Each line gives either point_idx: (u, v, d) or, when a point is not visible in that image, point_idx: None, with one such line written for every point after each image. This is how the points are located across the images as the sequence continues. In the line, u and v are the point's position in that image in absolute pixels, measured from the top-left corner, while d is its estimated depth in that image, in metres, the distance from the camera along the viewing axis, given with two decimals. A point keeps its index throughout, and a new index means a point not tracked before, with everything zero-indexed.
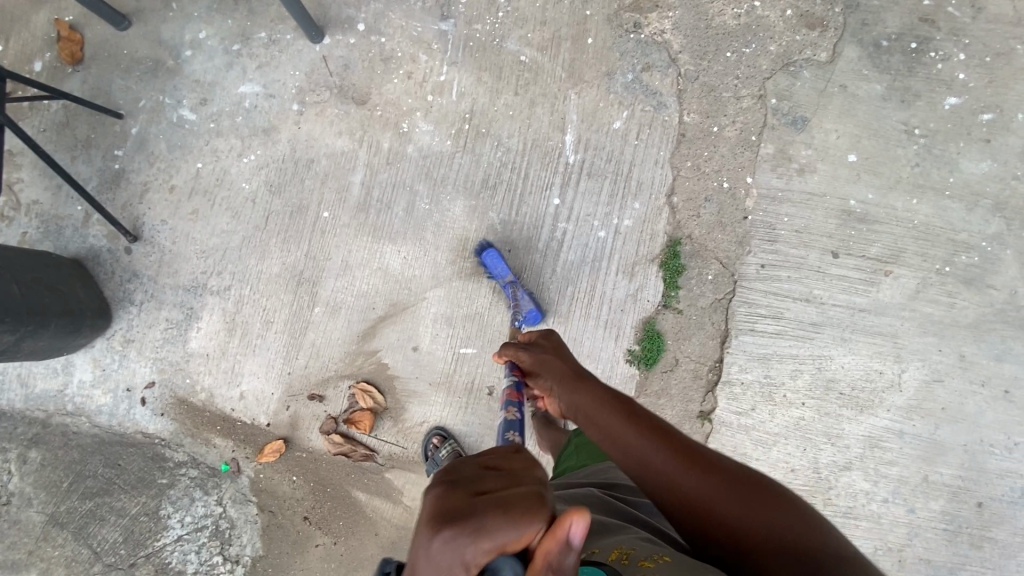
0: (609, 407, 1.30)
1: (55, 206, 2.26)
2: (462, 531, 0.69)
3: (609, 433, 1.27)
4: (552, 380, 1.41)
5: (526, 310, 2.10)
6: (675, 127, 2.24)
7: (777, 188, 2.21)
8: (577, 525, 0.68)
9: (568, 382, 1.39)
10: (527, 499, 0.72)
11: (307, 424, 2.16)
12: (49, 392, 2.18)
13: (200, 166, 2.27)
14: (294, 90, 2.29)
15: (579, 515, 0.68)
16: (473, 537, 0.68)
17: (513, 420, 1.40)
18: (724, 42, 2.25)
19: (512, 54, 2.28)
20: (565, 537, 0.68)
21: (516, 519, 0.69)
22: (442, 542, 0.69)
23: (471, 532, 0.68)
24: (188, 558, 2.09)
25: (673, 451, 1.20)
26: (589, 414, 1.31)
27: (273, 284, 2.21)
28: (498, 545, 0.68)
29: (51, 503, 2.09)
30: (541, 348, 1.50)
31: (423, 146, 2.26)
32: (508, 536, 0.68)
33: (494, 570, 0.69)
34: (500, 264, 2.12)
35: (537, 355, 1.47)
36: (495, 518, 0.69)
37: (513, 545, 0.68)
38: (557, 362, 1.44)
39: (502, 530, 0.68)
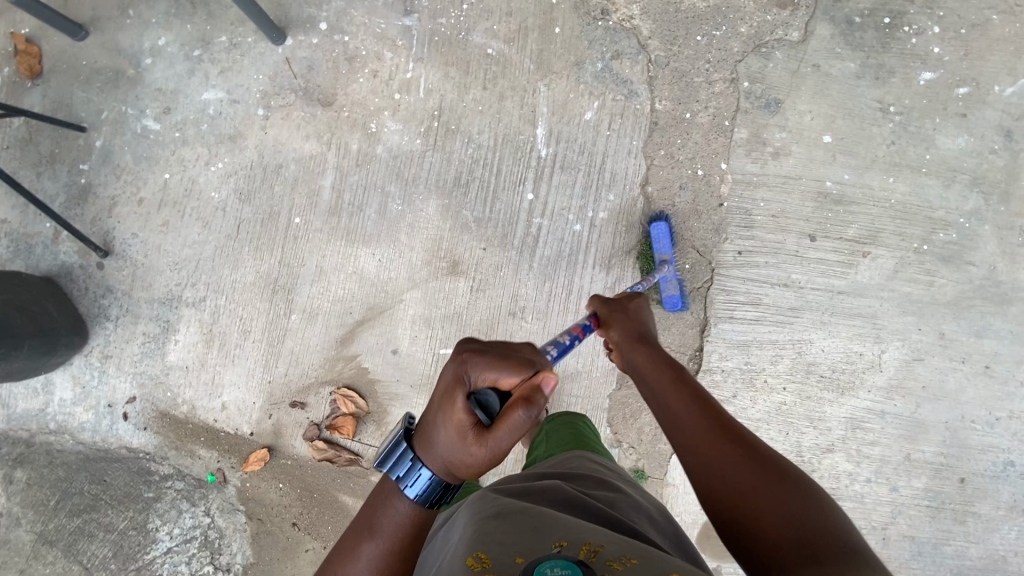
0: (668, 371, 1.36)
1: (24, 224, 2.23)
2: (476, 362, 1.07)
3: (660, 391, 1.33)
4: (617, 333, 1.52)
5: (670, 292, 2.09)
6: (647, 116, 2.20)
7: (753, 172, 2.18)
8: (547, 382, 1.04)
9: (635, 341, 1.48)
10: (522, 359, 1.07)
11: (290, 431, 2.16)
12: (30, 411, 2.18)
13: (168, 177, 2.23)
14: (258, 94, 2.25)
15: (551, 375, 1.04)
16: (481, 366, 1.06)
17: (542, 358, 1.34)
18: (694, 26, 2.21)
19: (478, 47, 2.24)
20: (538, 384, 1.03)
21: (511, 368, 1.05)
22: (461, 362, 1.09)
23: (482, 364, 1.06)
24: (179, 569, 2.10)
25: (714, 425, 1.21)
26: (647, 373, 1.39)
27: (249, 293, 2.20)
28: (492, 379, 1.05)
29: (39, 522, 2.10)
30: (620, 303, 1.60)
31: (392, 146, 2.23)
32: (501, 373, 1.05)
33: (485, 397, 1.04)
34: (664, 239, 2.08)
35: (613, 308, 1.58)
36: (498, 361, 1.06)
37: (503, 381, 1.05)
38: (626, 319, 1.55)
39: (502, 371, 1.05)
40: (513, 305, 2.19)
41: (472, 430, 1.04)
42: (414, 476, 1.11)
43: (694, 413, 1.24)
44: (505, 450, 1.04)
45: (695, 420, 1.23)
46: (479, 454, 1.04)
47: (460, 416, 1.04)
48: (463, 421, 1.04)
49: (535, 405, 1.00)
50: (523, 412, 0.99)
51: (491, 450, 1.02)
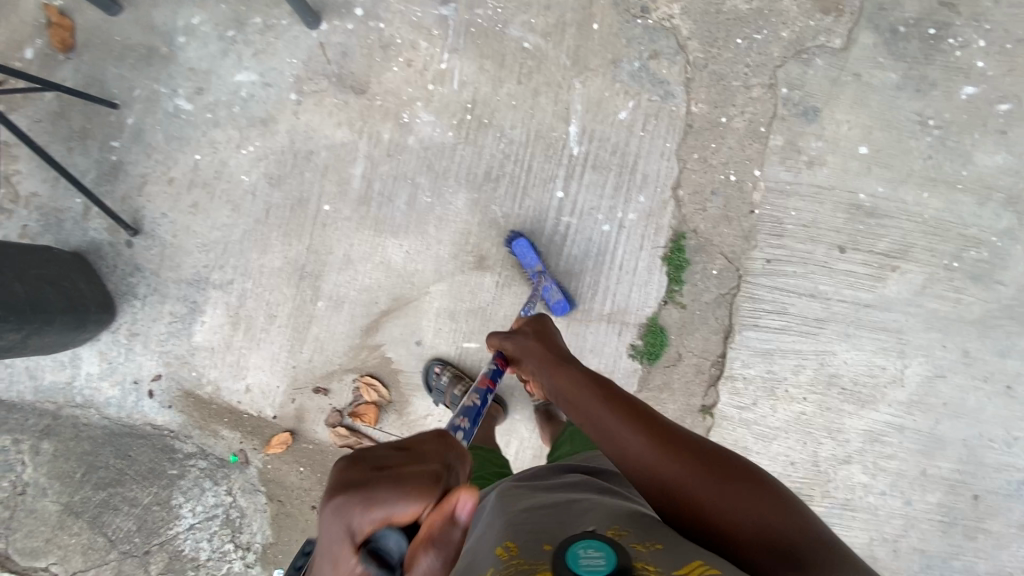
0: (589, 390, 1.44)
1: (55, 198, 2.24)
2: (358, 499, 0.82)
3: (593, 414, 1.39)
4: (534, 363, 1.59)
5: (554, 299, 2.13)
6: (682, 118, 2.18)
7: (786, 181, 2.17)
8: (462, 504, 0.79)
9: (551, 368, 1.54)
10: (423, 481, 0.85)
11: (313, 416, 2.19)
12: (57, 384, 2.20)
13: (199, 158, 2.23)
14: (291, 78, 2.23)
15: (466, 494, 0.79)
16: (367, 504, 0.81)
17: (468, 407, 1.42)
18: (735, 28, 2.18)
19: (514, 40, 2.21)
20: (451, 515, 0.80)
21: (408, 495, 0.82)
22: (336, 507, 0.82)
23: (365, 499, 0.81)
24: (200, 545, 2.14)
25: (656, 436, 1.29)
26: (571, 397, 1.46)
27: (276, 278, 2.21)
28: (384, 515, 0.81)
29: (65, 493, 2.12)
30: (524, 337, 1.67)
31: (424, 137, 2.22)
32: (394, 506, 0.81)
33: (378, 543, 0.80)
34: (529, 254, 2.10)
35: (521, 344, 1.65)
36: (388, 487, 0.83)
37: (399, 517, 0.81)
38: (536, 347, 1.63)
39: (393, 502, 0.81)
40: (537, 303, 2.20)
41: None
42: None
43: (633, 433, 1.31)
44: None
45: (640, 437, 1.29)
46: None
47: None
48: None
49: (446, 542, 0.78)
50: (432, 552, 0.77)
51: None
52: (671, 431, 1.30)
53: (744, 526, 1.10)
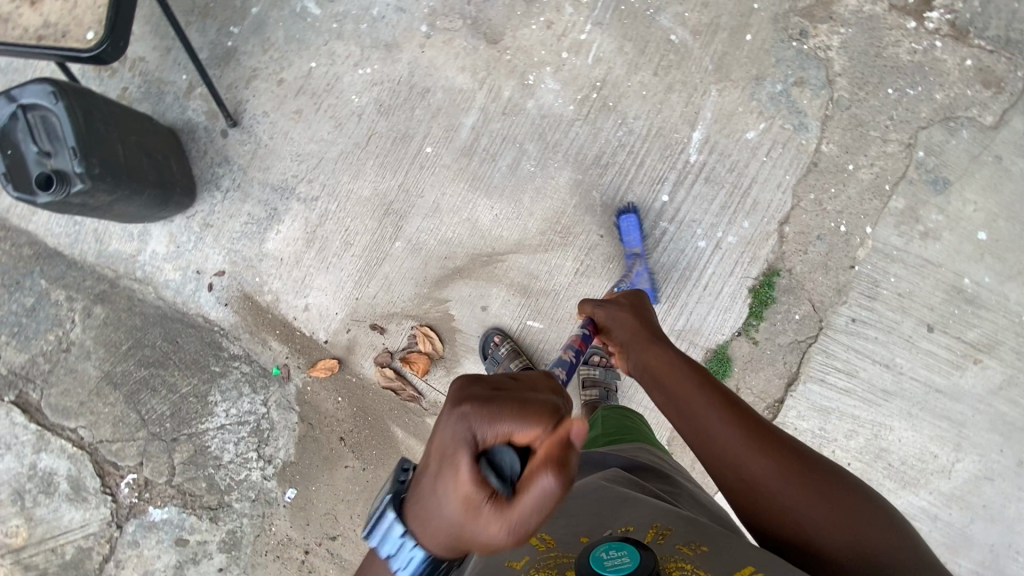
0: (678, 368, 1.34)
1: (162, 69, 2.18)
2: (478, 414, 0.85)
3: (677, 392, 1.31)
4: (625, 336, 1.46)
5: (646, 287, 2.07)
6: (809, 154, 2.10)
7: (895, 246, 2.09)
8: (575, 434, 0.80)
9: (642, 341, 1.43)
10: (545, 409, 0.85)
11: (363, 351, 2.17)
12: (121, 254, 2.18)
13: (313, 66, 2.17)
14: (426, 9, 2.15)
15: (577, 424, 0.79)
16: (488, 419, 0.85)
17: (565, 360, 1.56)
18: (890, 76, 2.08)
19: (662, 30, 2.11)
20: (566, 442, 0.80)
21: (527, 419, 0.84)
22: (459, 417, 0.86)
23: (484, 415, 0.85)
24: (225, 447, 2.13)
25: (737, 423, 1.23)
26: (658, 374, 1.36)
27: (361, 207, 2.17)
28: (505, 432, 0.84)
29: (108, 362, 2.12)
30: (620, 306, 1.52)
31: (544, 104, 2.14)
32: (515, 425, 0.83)
33: (498, 456, 0.83)
34: (634, 233, 2.07)
35: (618, 313, 1.50)
36: (508, 410, 0.85)
37: (518, 435, 0.83)
38: (630, 321, 1.47)
39: (514, 421, 0.84)
40: None
41: (484, 503, 0.82)
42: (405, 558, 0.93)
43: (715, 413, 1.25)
44: (532, 528, 0.82)
45: (720, 421, 1.24)
46: (494, 535, 0.83)
47: (466, 488, 0.83)
48: (472, 491, 0.83)
49: (568, 469, 0.79)
50: (548, 474, 0.78)
51: (511, 532, 0.82)
52: (753, 419, 1.25)
53: (838, 537, 1.05)
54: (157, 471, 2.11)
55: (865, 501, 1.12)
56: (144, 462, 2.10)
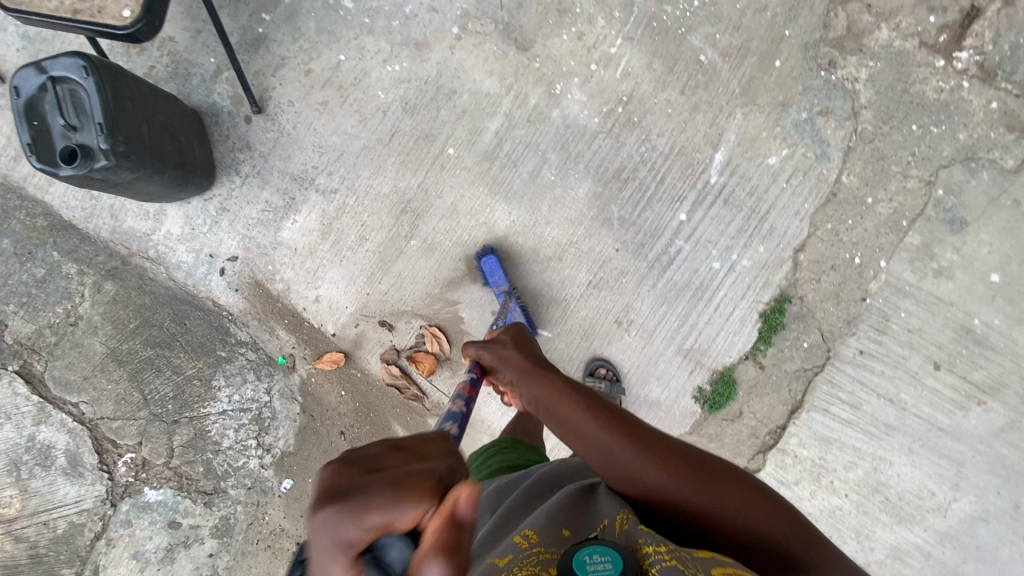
0: (565, 396, 1.26)
1: (190, 51, 2.18)
2: (345, 511, 0.64)
3: (567, 420, 1.23)
4: (512, 372, 1.37)
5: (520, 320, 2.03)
6: (829, 184, 2.10)
7: (908, 281, 2.10)
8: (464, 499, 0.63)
9: (529, 373, 1.34)
10: (428, 483, 0.67)
11: (370, 347, 2.16)
12: (136, 232, 2.18)
13: (342, 59, 2.17)
14: (459, 11, 2.15)
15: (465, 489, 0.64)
16: (358, 514, 0.64)
17: (455, 412, 1.27)
18: (915, 112, 2.09)
19: (692, 50, 2.11)
20: (456, 512, 0.63)
21: (408, 497, 0.65)
22: (320, 522, 0.64)
23: (353, 510, 0.64)
24: (226, 433, 2.13)
25: (632, 439, 1.17)
26: (548, 405, 1.27)
27: (379, 203, 2.17)
28: (383, 520, 0.64)
29: (114, 339, 2.12)
30: (500, 344, 1.42)
31: (569, 115, 2.14)
32: (397, 510, 0.64)
33: (380, 551, 0.64)
34: (497, 272, 2.07)
35: (499, 354, 1.40)
36: (384, 492, 0.66)
37: (399, 524, 0.64)
38: (513, 355, 1.39)
39: (395, 505, 0.64)
40: (621, 315, 2.16)
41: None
42: None
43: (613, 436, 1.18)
44: None
45: (615, 440, 1.17)
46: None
47: None
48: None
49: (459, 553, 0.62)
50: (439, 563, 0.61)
51: None
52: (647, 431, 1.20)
53: (737, 535, 1.09)
54: (155, 452, 2.10)
55: (760, 493, 1.15)
56: (143, 442, 2.10)
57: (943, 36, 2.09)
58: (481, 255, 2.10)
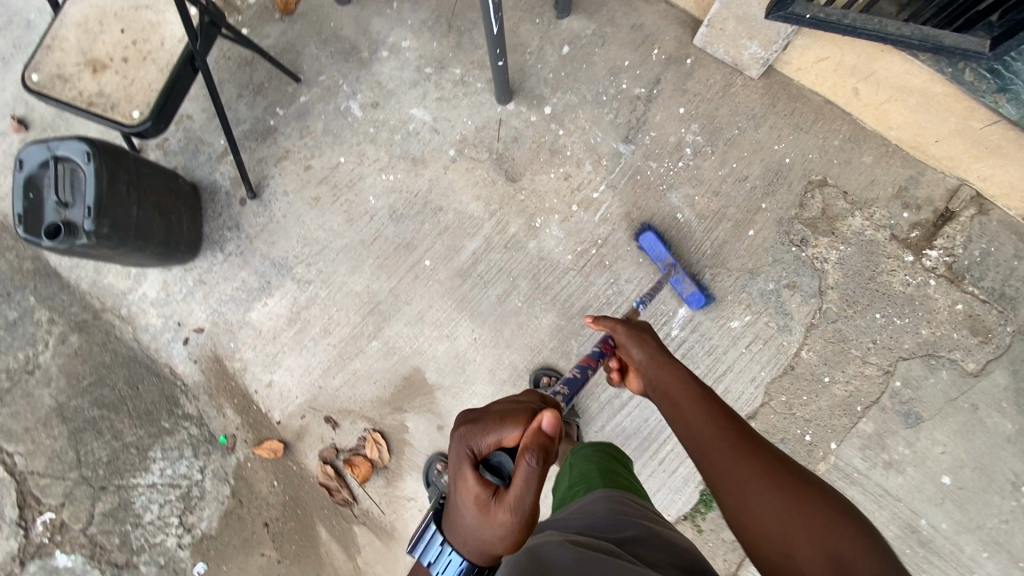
0: (688, 381, 1.24)
1: (204, 130, 2.33)
2: (473, 429, 1.04)
3: (677, 399, 1.21)
4: (642, 355, 1.39)
5: (689, 291, 2.09)
6: (788, 357, 2.12)
7: (856, 468, 2.07)
8: (545, 420, 0.99)
9: (659, 358, 1.35)
10: (520, 414, 1.04)
11: (310, 441, 2.16)
12: (112, 289, 2.25)
13: (341, 161, 2.29)
14: (458, 135, 2.28)
15: (546, 413, 0.99)
16: (483, 431, 1.03)
17: (572, 380, 1.57)
18: (879, 301, 2.12)
19: (670, 206, 2.19)
20: (537, 428, 0.99)
21: (509, 422, 1.03)
22: (459, 436, 1.05)
23: (480, 428, 1.04)
24: (150, 506, 2.10)
25: (726, 430, 1.10)
26: (667, 388, 1.25)
27: (349, 300, 2.23)
28: (495, 440, 1.02)
29: (65, 392, 2.15)
30: (635, 326, 1.47)
31: (544, 247, 2.21)
32: (503, 431, 1.02)
33: (498, 458, 1.02)
34: (658, 247, 2.10)
35: (634, 333, 1.44)
36: (495, 421, 1.04)
37: (506, 439, 1.02)
38: (647, 342, 1.40)
39: (501, 429, 1.02)
40: None
41: (493, 491, 0.97)
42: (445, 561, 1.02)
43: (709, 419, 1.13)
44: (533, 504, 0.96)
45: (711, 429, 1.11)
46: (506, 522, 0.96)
47: (477, 488, 0.98)
48: (481, 491, 0.98)
49: (540, 455, 0.95)
50: (529, 457, 0.94)
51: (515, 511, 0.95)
52: (761, 441, 1.08)
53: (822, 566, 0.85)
54: (75, 516, 2.08)
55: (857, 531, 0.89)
56: (66, 503, 2.08)
57: (914, 232, 2.13)
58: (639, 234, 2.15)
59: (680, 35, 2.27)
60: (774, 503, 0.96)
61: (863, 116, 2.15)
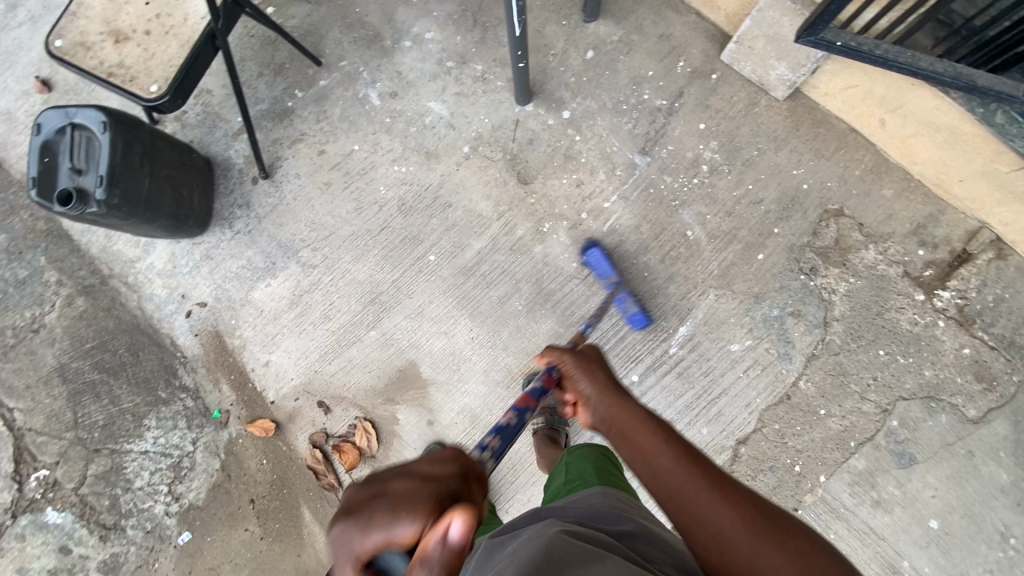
0: (642, 418, 1.11)
1: (222, 107, 2.34)
2: (357, 524, 0.77)
3: (634, 438, 1.07)
4: (592, 388, 1.24)
5: (631, 311, 2.10)
6: (786, 385, 2.10)
7: (844, 504, 2.05)
8: (453, 522, 0.74)
9: (609, 392, 1.21)
10: (424, 502, 0.79)
11: (302, 424, 2.18)
12: (121, 256, 2.28)
13: (356, 149, 2.29)
14: (474, 132, 2.27)
15: (456, 517, 0.74)
16: (366, 526, 0.77)
17: (502, 425, 1.34)
18: (884, 337, 2.09)
19: (681, 223, 2.17)
20: (437, 531, 0.74)
21: (403, 512, 0.77)
22: (340, 530, 0.78)
23: (362, 522, 0.77)
24: (141, 473, 2.15)
25: (692, 468, 0.98)
26: (622, 426, 1.11)
27: (351, 288, 2.23)
28: (383, 538, 0.75)
29: (68, 354, 2.19)
30: (582, 355, 1.33)
31: (550, 253, 2.20)
32: (397, 527, 0.76)
33: (387, 561, 0.77)
34: (604, 265, 2.12)
35: (581, 363, 1.30)
36: (385, 512, 0.77)
37: (396, 539, 0.75)
38: (597, 372, 1.27)
39: (392, 524, 0.76)
40: None
41: None
42: None
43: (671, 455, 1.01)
44: None
45: (675, 466, 0.99)
46: None
47: None
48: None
49: (432, 561, 0.72)
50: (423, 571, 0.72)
51: None
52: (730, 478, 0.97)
53: None
54: (69, 475, 2.13)
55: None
56: (60, 462, 2.13)
57: (928, 271, 2.09)
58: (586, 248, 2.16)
59: (707, 49, 2.23)
60: (755, 543, 0.86)
61: (888, 148, 2.11)
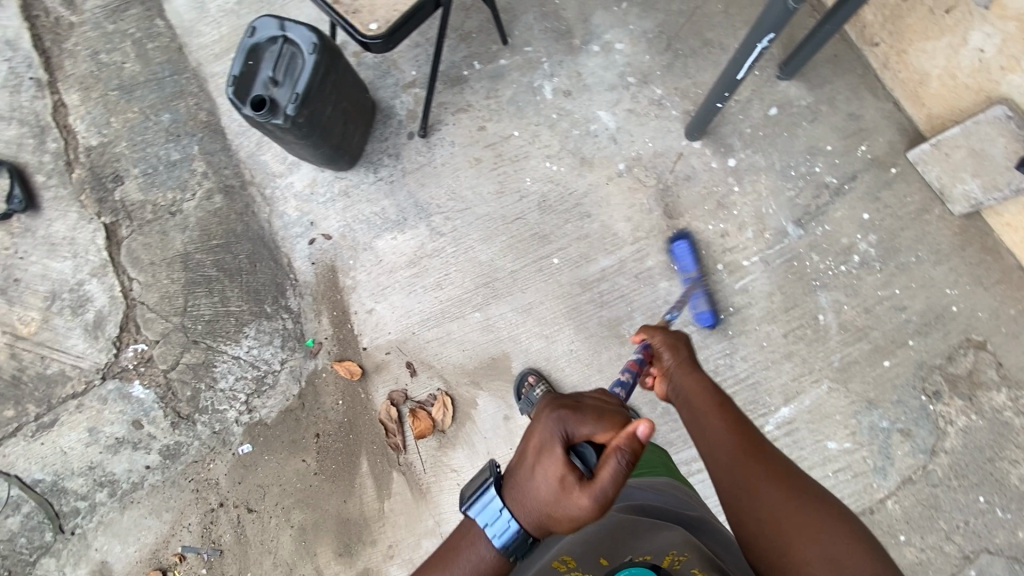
0: (709, 392, 1.24)
1: (401, 56, 2.38)
2: (567, 415, 0.98)
3: (700, 407, 1.22)
4: (671, 361, 1.37)
5: (700, 309, 2.12)
6: (872, 499, 2.02)
7: None
8: (639, 427, 0.87)
9: (688, 367, 1.34)
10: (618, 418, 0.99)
11: (385, 379, 2.21)
12: (266, 167, 2.34)
13: (515, 134, 2.30)
14: (634, 153, 2.25)
15: (642, 421, 0.87)
16: (576, 420, 0.97)
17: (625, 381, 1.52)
18: (989, 484, 1.99)
19: (816, 305, 2.11)
20: (629, 430, 0.88)
21: (603, 422, 0.97)
22: (555, 417, 0.98)
23: (574, 416, 0.98)
24: (228, 375, 2.22)
25: (738, 437, 1.13)
26: (691, 396, 1.26)
27: (470, 265, 2.25)
28: (588, 432, 0.96)
29: (195, 244, 2.27)
30: (671, 332, 1.43)
31: (674, 292, 2.16)
32: (598, 428, 0.96)
33: (584, 449, 0.95)
34: (687, 258, 2.14)
35: (669, 341, 1.40)
36: (592, 416, 0.98)
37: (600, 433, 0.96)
38: (681, 349, 1.38)
39: (595, 425, 0.97)
40: None
41: (572, 481, 0.91)
42: (502, 527, 0.97)
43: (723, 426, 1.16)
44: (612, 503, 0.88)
45: (723, 432, 1.14)
46: (582, 514, 0.89)
47: (558, 468, 0.93)
48: (563, 477, 0.92)
49: (629, 450, 0.87)
50: (620, 456, 0.87)
51: (591, 500, 0.88)
52: (770, 448, 1.10)
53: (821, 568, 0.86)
54: (163, 356, 2.21)
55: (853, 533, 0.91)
56: (159, 342, 2.21)
57: None
58: (675, 238, 2.17)
59: (894, 140, 2.15)
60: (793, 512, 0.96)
61: None
